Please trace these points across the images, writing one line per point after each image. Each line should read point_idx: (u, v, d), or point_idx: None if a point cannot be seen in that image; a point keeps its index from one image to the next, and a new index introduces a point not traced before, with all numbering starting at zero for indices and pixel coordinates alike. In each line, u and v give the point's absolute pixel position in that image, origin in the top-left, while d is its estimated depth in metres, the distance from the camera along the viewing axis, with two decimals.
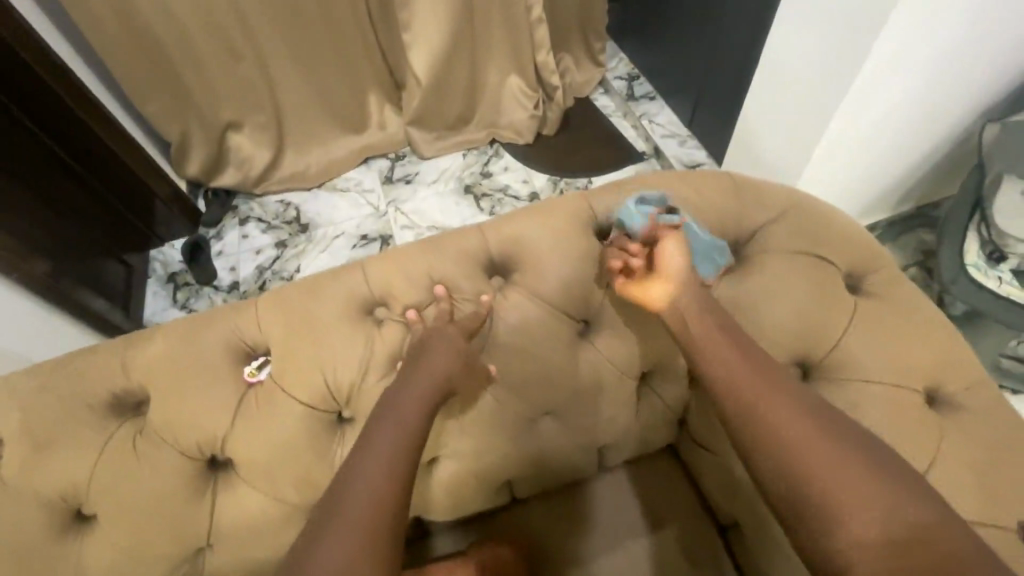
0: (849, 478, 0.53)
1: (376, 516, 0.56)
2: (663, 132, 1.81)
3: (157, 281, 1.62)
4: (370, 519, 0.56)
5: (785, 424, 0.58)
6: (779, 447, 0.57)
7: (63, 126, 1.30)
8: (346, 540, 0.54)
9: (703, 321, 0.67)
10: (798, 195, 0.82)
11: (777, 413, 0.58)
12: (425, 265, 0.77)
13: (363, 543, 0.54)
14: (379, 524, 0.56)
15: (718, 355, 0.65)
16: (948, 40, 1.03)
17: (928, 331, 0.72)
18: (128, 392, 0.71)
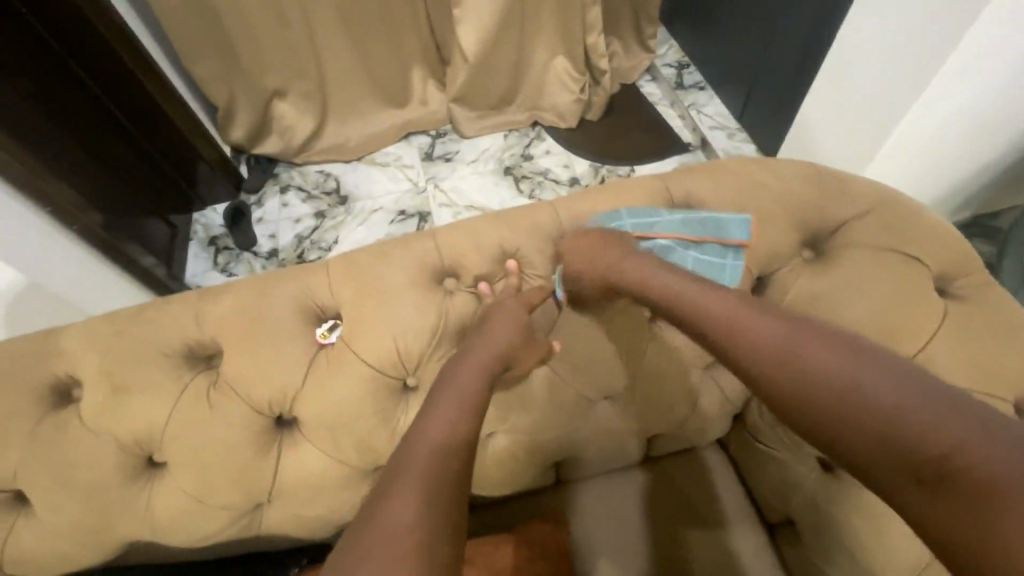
0: (839, 382, 0.51)
1: (443, 471, 0.54)
2: (711, 123, 1.77)
3: (198, 244, 1.64)
4: (434, 476, 0.53)
5: (803, 381, 0.52)
6: (783, 387, 0.54)
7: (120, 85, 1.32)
8: (415, 495, 0.51)
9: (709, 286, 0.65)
10: (878, 191, 0.78)
11: (771, 357, 0.56)
12: (494, 239, 0.76)
13: (430, 495, 0.52)
14: (445, 479, 0.53)
15: (724, 321, 0.61)
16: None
17: (1018, 341, 0.68)
18: (200, 345, 0.73)
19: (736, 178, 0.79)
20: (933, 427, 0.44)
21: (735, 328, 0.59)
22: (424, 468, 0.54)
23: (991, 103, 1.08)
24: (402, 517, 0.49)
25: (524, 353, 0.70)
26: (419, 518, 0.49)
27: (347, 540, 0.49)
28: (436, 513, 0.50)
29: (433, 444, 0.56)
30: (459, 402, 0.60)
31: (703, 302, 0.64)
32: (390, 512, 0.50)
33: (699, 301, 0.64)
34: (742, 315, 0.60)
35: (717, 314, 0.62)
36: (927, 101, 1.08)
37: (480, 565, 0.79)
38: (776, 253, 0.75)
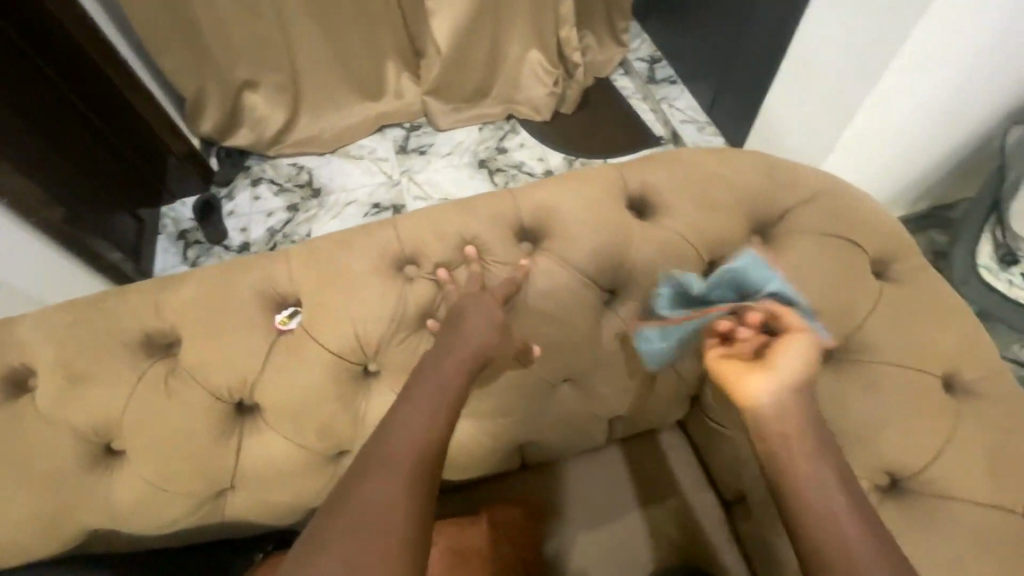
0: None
1: (420, 457, 0.55)
2: (682, 117, 1.80)
3: (167, 237, 1.61)
4: (413, 461, 0.54)
5: (858, 574, 0.48)
6: (825, 554, 0.50)
7: (83, 77, 1.30)
8: (389, 478, 0.52)
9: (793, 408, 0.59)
10: (827, 180, 0.82)
11: (827, 520, 0.52)
12: (456, 227, 0.78)
13: (405, 478, 0.52)
14: (421, 466, 0.54)
15: (797, 477, 0.55)
16: (979, 38, 1.02)
17: (950, 320, 0.73)
18: (160, 333, 0.73)
19: (693, 167, 0.82)
20: None
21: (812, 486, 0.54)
22: (403, 452, 0.54)
23: (937, 99, 1.14)
24: (376, 500, 0.50)
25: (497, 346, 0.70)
26: (393, 503, 0.50)
27: (319, 517, 0.50)
28: (411, 497, 0.51)
29: (413, 429, 0.56)
30: (437, 388, 0.61)
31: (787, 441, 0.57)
32: (362, 493, 0.51)
33: (788, 436, 0.57)
34: (818, 479, 0.55)
35: (794, 464, 0.55)
36: (881, 95, 1.13)
37: (445, 545, 0.80)
38: (728, 239, 0.78)
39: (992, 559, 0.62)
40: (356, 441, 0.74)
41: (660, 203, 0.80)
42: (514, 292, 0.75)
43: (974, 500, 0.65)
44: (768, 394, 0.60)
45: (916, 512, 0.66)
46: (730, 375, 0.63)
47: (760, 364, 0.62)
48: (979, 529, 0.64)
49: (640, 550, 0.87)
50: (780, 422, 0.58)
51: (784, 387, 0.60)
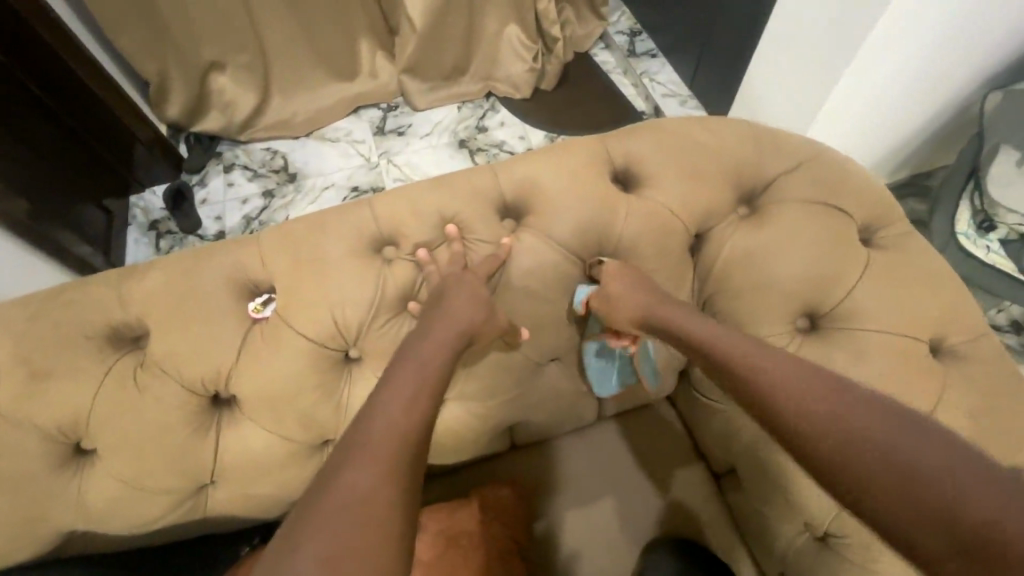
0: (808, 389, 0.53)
1: (403, 445, 0.53)
2: (664, 90, 1.76)
3: (138, 228, 1.55)
4: (395, 449, 0.52)
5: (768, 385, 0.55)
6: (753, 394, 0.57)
7: (40, 63, 1.21)
8: (371, 465, 0.50)
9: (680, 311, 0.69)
10: (811, 147, 0.81)
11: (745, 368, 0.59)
12: (434, 206, 0.75)
13: (388, 466, 0.51)
14: (405, 453, 0.52)
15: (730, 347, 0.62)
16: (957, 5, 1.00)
17: (937, 286, 0.72)
18: (127, 326, 0.69)
19: (675, 138, 0.80)
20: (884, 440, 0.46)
21: (765, 372, 0.56)
22: (384, 439, 0.52)
23: (916, 66, 1.12)
24: (357, 488, 0.48)
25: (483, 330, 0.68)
26: (377, 490, 0.49)
27: (297, 510, 0.47)
28: (396, 486, 0.50)
29: (393, 416, 0.54)
30: (417, 371, 0.59)
31: (731, 346, 0.62)
32: (343, 483, 0.49)
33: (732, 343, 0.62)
34: (769, 364, 0.57)
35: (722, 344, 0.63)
36: (860, 66, 1.11)
37: (435, 530, 0.80)
38: (713, 210, 0.76)
39: None
40: (340, 429, 0.72)
41: (643, 175, 0.78)
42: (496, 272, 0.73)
43: None
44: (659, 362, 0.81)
45: None
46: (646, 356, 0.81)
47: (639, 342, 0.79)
48: None
49: (632, 527, 0.87)
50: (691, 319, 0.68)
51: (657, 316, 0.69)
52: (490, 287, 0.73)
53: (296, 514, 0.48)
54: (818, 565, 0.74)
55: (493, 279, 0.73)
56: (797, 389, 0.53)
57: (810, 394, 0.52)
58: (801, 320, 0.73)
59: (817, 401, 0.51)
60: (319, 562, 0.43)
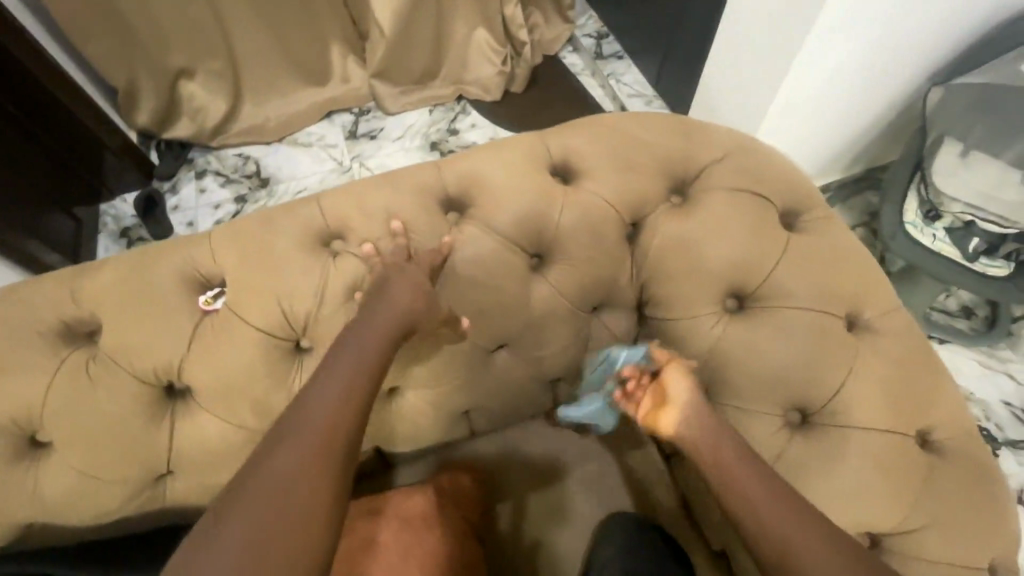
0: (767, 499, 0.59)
1: (333, 435, 0.57)
2: (630, 91, 1.82)
3: (109, 235, 1.56)
4: (326, 437, 0.56)
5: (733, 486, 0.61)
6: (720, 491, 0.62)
7: (5, 73, 1.22)
8: (299, 453, 0.55)
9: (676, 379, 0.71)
10: (742, 139, 0.86)
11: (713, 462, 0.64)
12: (383, 201, 0.78)
13: (318, 452, 0.55)
14: (336, 442, 0.57)
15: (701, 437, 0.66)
16: (886, 9, 1.05)
17: (855, 266, 0.78)
18: (81, 321, 0.72)
19: (614, 134, 0.84)
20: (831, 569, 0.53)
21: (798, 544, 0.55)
22: (317, 428, 0.57)
23: (854, 67, 1.17)
24: (284, 474, 0.53)
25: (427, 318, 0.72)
26: (300, 478, 0.53)
27: (231, 487, 0.53)
28: (324, 472, 0.55)
29: (330, 408, 0.58)
30: (356, 361, 0.63)
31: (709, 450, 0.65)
32: (273, 468, 0.54)
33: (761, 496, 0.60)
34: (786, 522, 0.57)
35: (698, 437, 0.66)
36: (800, 68, 1.16)
37: (395, 515, 0.83)
38: (646, 199, 0.81)
39: (891, 478, 0.68)
40: None
41: (582, 168, 0.82)
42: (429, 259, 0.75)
43: (876, 428, 0.70)
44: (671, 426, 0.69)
45: (820, 442, 0.71)
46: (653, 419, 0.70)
47: (660, 403, 0.70)
48: (878, 453, 0.69)
49: (588, 506, 0.91)
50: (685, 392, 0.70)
51: (690, 413, 0.68)
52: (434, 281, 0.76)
53: (230, 491, 0.53)
54: None
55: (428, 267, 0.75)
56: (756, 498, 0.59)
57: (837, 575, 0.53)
58: (729, 300, 0.78)
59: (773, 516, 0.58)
60: (243, 538, 0.49)
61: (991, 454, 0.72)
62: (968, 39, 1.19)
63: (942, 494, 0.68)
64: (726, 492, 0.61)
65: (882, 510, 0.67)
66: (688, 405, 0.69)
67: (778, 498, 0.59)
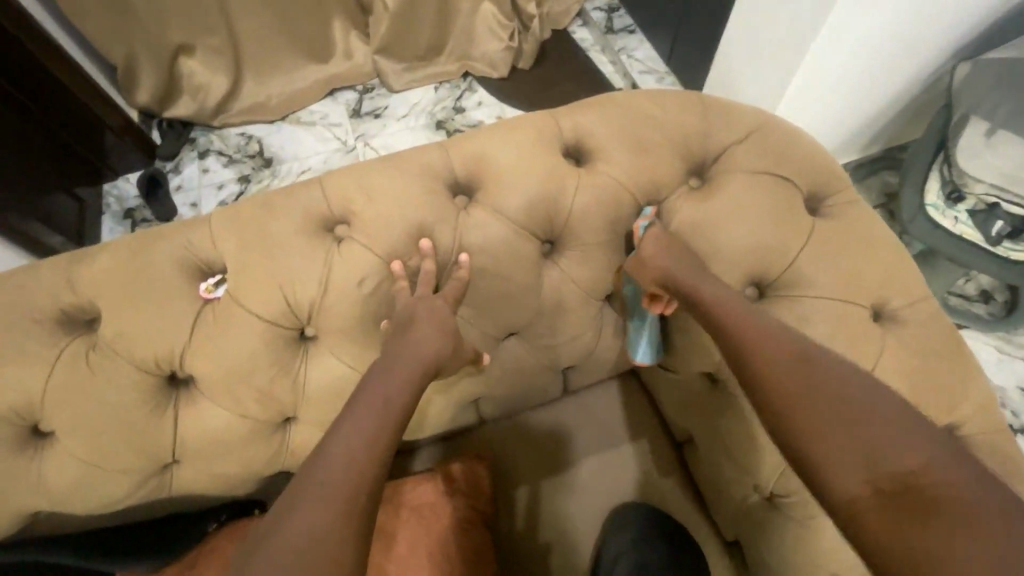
0: (780, 354, 0.60)
1: (360, 484, 0.54)
2: (641, 68, 1.75)
3: (113, 217, 1.54)
4: (351, 490, 0.53)
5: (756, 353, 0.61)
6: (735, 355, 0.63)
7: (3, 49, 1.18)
8: (322, 505, 0.52)
9: (695, 280, 0.70)
10: (764, 118, 0.82)
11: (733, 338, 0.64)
12: (387, 184, 0.75)
13: (342, 505, 0.52)
14: (361, 493, 0.54)
15: (730, 317, 0.65)
16: None
17: (878, 251, 0.74)
18: (80, 309, 0.70)
19: (628, 112, 0.80)
20: (832, 410, 0.54)
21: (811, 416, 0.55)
22: (341, 478, 0.54)
23: (880, 42, 1.10)
24: (309, 528, 0.50)
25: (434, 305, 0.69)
26: (330, 530, 0.51)
27: (253, 543, 0.50)
28: (348, 526, 0.51)
29: (351, 452, 0.56)
30: (380, 406, 0.60)
31: (735, 325, 0.64)
32: (296, 522, 0.51)
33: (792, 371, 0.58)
34: (797, 379, 0.57)
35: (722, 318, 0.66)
36: (822, 44, 1.09)
37: (401, 504, 0.81)
38: (662, 182, 0.77)
39: None
40: (298, 406, 0.73)
41: (595, 149, 0.78)
42: (445, 270, 0.74)
43: None
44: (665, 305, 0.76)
45: None
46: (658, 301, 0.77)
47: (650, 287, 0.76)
48: None
49: (599, 496, 0.89)
50: (713, 289, 0.68)
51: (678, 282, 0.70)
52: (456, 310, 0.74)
53: (251, 548, 0.51)
54: (770, 524, 0.76)
55: (445, 280, 0.74)
56: (772, 359, 0.60)
57: (848, 439, 0.52)
58: (749, 289, 0.75)
59: (786, 372, 0.58)
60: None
61: (1020, 450, 0.69)
62: (1004, 11, 1.11)
63: None
64: (745, 364, 0.62)
65: None
66: (713, 299, 0.68)
67: (794, 364, 0.58)
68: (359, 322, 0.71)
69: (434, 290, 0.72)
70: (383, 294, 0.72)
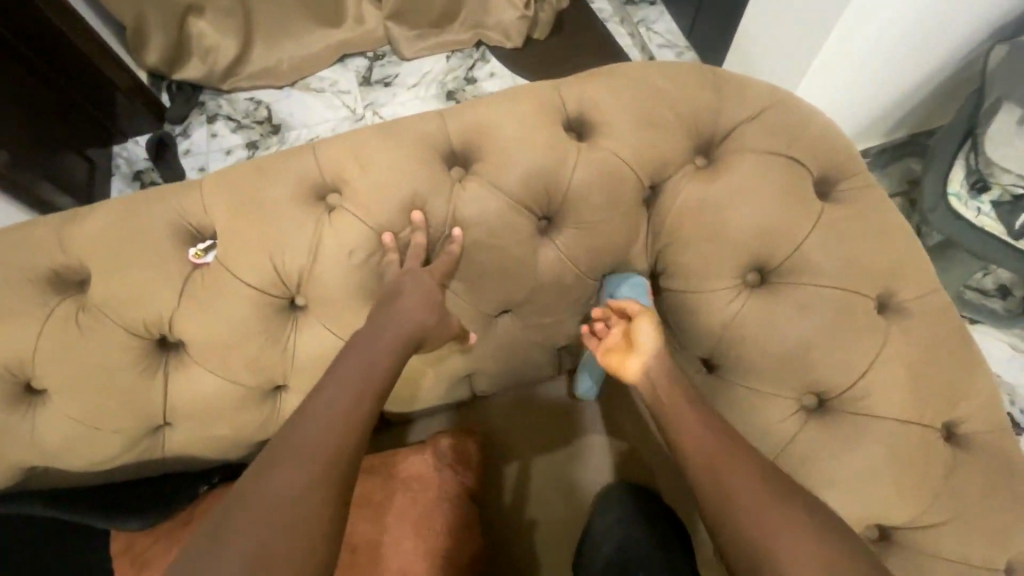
0: (714, 443, 0.60)
1: (339, 453, 0.54)
2: (660, 41, 1.69)
3: (122, 178, 1.54)
4: (330, 455, 0.53)
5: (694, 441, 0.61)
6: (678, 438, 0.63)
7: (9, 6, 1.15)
8: (300, 470, 0.52)
9: (656, 370, 0.68)
10: (779, 96, 0.78)
11: (681, 420, 0.63)
12: (382, 152, 0.73)
13: (321, 470, 0.52)
14: (339, 461, 0.53)
15: (671, 404, 0.65)
16: None
17: (890, 241, 0.71)
18: (70, 269, 0.70)
19: (636, 85, 0.77)
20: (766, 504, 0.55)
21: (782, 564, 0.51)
22: (320, 446, 0.54)
23: (911, 22, 1.03)
24: (286, 492, 0.50)
25: (426, 279, 0.68)
26: (304, 493, 0.50)
27: (224, 505, 0.50)
28: (325, 493, 0.51)
29: (332, 419, 0.56)
30: (363, 371, 0.60)
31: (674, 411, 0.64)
32: (272, 485, 0.51)
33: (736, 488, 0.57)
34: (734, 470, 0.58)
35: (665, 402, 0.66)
36: (851, 20, 1.04)
37: (387, 473, 0.82)
38: (667, 161, 0.74)
39: (910, 469, 0.64)
40: (287, 374, 0.73)
41: (599, 123, 0.75)
42: (438, 243, 0.72)
43: (898, 417, 0.65)
44: (641, 372, 0.69)
45: (835, 431, 0.67)
46: (615, 364, 0.71)
47: (627, 349, 0.71)
48: (898, 444, 0.65)
49: (588, 475, 0.89)
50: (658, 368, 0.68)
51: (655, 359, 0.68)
52: (446, 284, 0.73)
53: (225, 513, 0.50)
54: None
55: (438, 252, 0.72)
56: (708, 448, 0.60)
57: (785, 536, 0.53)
58: (751, 274, 0.72)
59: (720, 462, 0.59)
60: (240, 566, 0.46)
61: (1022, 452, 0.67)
62: None
63: (965, 488, 0.64)
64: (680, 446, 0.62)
65: (898, 501, 0.64)
66: (661, 390, 0.66)
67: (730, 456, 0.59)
68: (349, 293, 0.70)
69: (423, 263, 0.71)
70: (375, 266, 0.70)
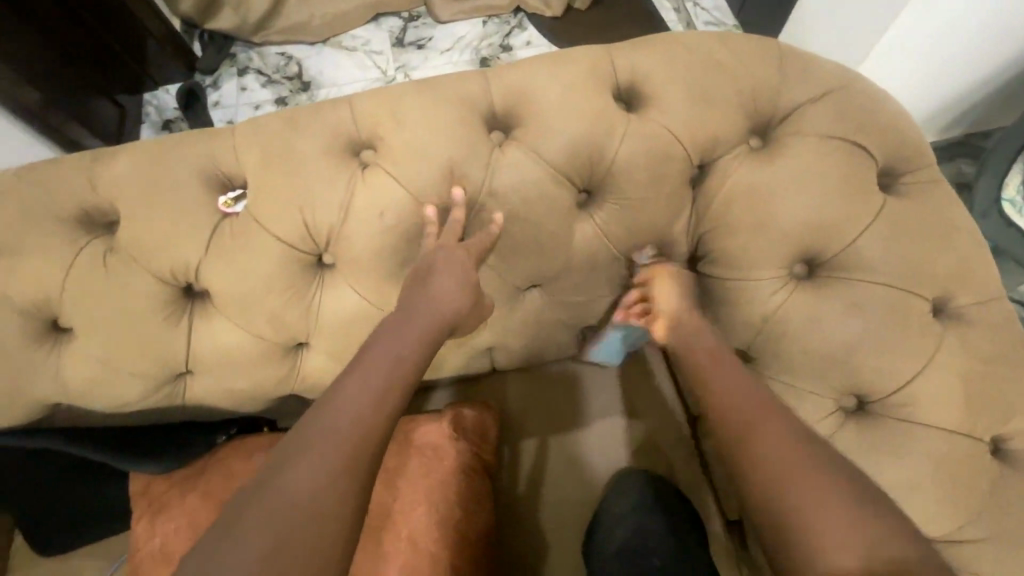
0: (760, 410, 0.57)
1: (366, 444, 0.50)
2: (707, 19, 1.60)
3: (151, 127, 1.51)
4: (355, 445, 0.50)
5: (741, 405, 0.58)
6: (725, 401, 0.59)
7: None
8: (323, 462, 0.48)
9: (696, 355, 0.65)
10: (844, 78, 0.73)
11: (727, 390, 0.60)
12: (420, 109, 0.70)
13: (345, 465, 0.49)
14: (365, 450, 0.50)
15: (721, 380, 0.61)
16: None
17: (954, 241, 0.66)
18: (100, 210, 0.69)
19: (691, 56, 0.72)
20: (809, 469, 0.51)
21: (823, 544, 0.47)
22: (347, 435, 0.50)
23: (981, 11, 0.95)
24: (307, 484, 0.47)
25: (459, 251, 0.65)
26: (328, 485, 0.47)
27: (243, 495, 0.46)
28: (349, 484, 0.48)
29: (361, 407, 0.52)
30: (392, 360, 0.57)
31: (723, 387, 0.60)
32: (293, 477, 0.47)
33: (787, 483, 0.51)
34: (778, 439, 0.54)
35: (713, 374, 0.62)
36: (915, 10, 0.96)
37: (401, 439, 0.81)
38: (720, 139, 0.69)
39: (950, 481, 0.62)
40: (311, 332, 0.72)
41: (649, 94, 0.71)
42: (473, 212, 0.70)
43: (945, 428, 0.62)
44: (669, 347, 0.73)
45: (874, 434, 0.65)
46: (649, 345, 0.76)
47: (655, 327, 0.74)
48: (940, 455, 0.62)
49: (602, 461, 0.87)
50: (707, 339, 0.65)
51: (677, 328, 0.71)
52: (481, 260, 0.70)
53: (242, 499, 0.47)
54: None
55: (472, 222, 0.70)
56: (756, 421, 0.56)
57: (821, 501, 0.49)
58: (798, 266, 0.68)
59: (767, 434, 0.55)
60: (255, 561, 0.43)
61: None
62: None
63: (1007, 505, 0.62)
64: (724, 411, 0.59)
65: (931, 511, 0.62)
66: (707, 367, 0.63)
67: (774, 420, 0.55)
68: (378, 255, 0.68)
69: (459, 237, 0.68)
70: (406, 229, 0.68)
